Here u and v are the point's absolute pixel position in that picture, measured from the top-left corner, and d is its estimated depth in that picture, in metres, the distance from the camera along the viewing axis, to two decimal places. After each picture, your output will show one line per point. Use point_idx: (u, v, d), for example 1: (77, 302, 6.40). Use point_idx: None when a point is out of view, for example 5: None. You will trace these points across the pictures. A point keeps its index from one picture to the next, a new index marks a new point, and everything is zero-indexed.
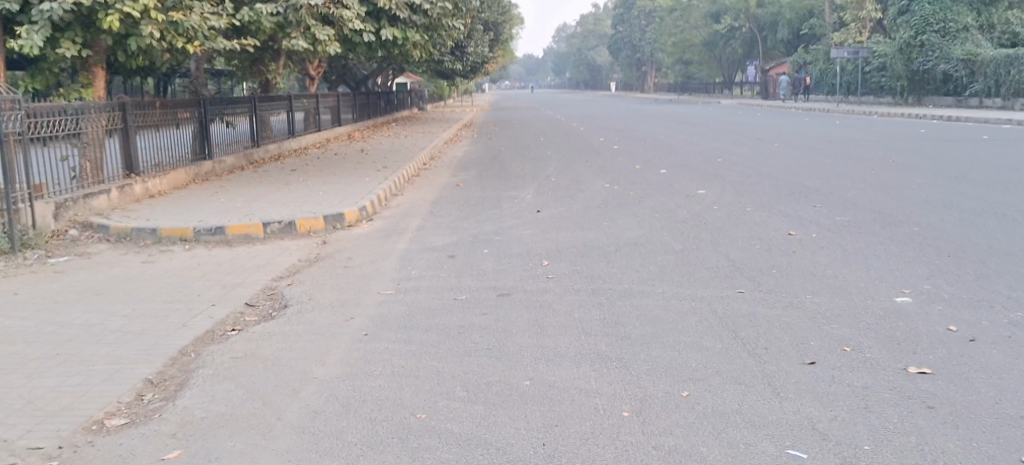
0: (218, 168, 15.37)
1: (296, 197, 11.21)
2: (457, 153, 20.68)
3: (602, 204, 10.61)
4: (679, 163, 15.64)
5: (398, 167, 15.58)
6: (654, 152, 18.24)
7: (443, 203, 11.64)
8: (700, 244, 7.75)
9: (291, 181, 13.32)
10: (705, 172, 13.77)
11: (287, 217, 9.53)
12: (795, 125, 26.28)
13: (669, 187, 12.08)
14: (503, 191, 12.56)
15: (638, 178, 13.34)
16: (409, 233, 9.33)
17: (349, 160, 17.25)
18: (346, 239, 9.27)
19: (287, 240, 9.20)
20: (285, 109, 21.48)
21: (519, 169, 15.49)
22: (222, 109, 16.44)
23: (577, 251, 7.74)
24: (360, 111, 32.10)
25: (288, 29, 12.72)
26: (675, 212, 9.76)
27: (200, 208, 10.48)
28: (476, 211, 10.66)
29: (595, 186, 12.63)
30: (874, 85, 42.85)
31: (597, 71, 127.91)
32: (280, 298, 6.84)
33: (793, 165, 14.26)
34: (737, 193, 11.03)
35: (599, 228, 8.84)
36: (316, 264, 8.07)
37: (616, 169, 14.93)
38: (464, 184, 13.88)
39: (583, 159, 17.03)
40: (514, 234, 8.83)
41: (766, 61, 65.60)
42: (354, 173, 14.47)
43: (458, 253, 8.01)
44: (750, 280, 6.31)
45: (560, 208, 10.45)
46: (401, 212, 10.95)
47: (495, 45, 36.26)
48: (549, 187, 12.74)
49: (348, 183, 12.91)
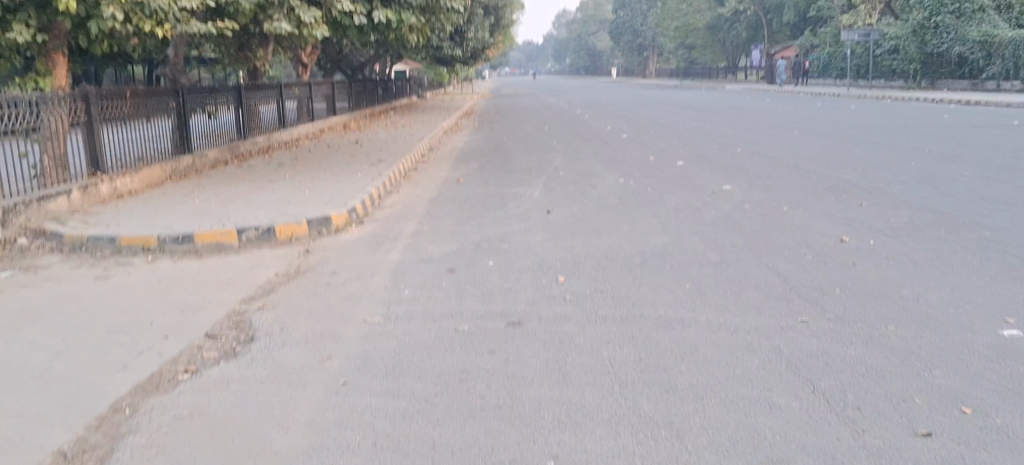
0: (200, 163, 14.28)
1: (280, 197, 10.14)
2: (457, 143, 19.54)
3: (619, 203, 9.52)
4: (697, 152, 14.54)
5: (393, 160, 14.46)
6: (667, 140, 17.10)
7: (442, 202, 10.56)
8: (740, 253, 6.68)
9: (278, 177, 12.25)
10: (727, 164, 12.66)
11: (265, 223, 8.43)
12: (811, 110, 25.07)
13: (690, 181, 10.98)
14: (508, 187, 11.48)
15: (654, 172, 12.24)
16: (404, 239, 8.26)
17: (342, 153, 16.16)
18: (332, 247, 8.20)
19: (266, 249, 8.12)
20: (275, 98, 20.33)
21: (524, 162, 14.38)
22: (204, 99, 15.31)
23: (597, 264, 6.66)
24: (356, 99, 30.91)
25: (269, 11, 11.56)
26: (703, 212, 8.68)
27: (171, 210, 9.40)
28: (478, 211, 9.58)
29: (608, 180, 11.54)
30: (885, 68, 41.39)
31: (597, 57, 126.31)
32: (248, 325, 5.78)
33: (822, 155, 13.13)
34: (768, 189, 9.94)
35: (620, 233, 7.76)
36: (295, 279, 7.01)
37: (629, 161, 13.82)
38: (465, 179, 12.80)
39: (592, 150, 15.91)
40: (523, 241, 7.76)
41: (771, 45, 64.22)
42: (346, 168, 13.35)
43: (459, 264, 6.94)
44: (812, 303, 5.24)
45: (572, 208, 9.37)
46: (395, 213, 9.88)
47: (495, 30, 35.00)
48: (558, 182, 11.65)
49: (339, 180, 11.84)
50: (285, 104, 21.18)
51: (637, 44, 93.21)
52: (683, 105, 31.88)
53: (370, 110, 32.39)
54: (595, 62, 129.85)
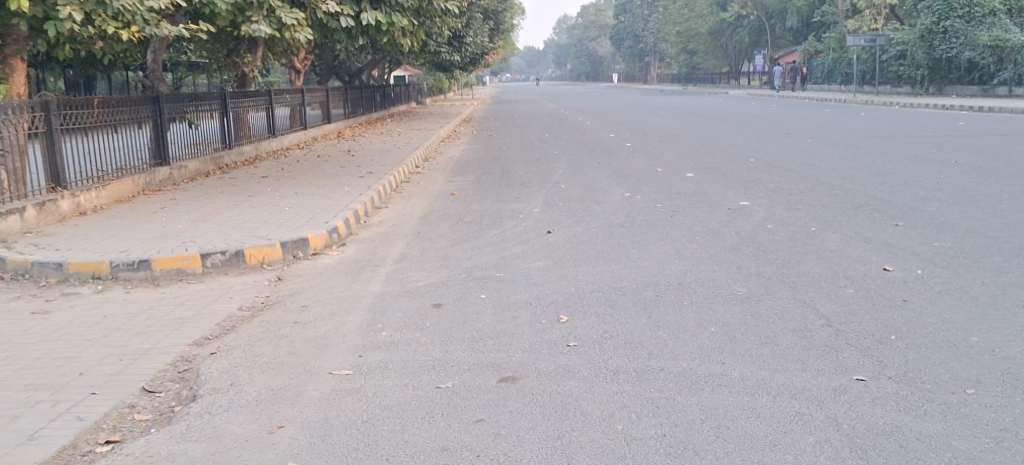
0: (178, 175, 13.41)
1: (255, 215, 9.26)
2: (454, 153, 18.69)
3: (628, 223, 8.64)
4: (707, 164, 13.64)
5: (384, 172, 13.59)
6: (674, 150, 16.20)
7: (433, 220, 9.68)
8: (771, 287, 5.80)
9: (259, 191, 11.39)
10: (742, 177, 11.76)
11: (233, 246, 7.55)
12: (821, 118, 24.15)
13: (703, 197, 10.12)
14: (505, 203, 10.60)
15: (662, 185, 11.34)
16: (388, 266, 7.38)
17: (332, 163, 15.28)
18: (307, 274, 7.32)
19: (231, 277, 7.25)
20: (264, 105, 19.49)
21: (523, 174, 13.49)
22: (185, 107, 14.45)
23: (606, 298, 5.80)
24: (352, 105, 30.04)
25: (248, 11, 10.73)
26: (721, 233, 7.80)
27: (133, 231, 8.54)
28: (472, 231, 8.69)
29: (614, 196, 10.65)
30: (892, 74, 40.48)
31: (599, 63, 125.60)
32: (194, 377, 4.90)
33: (843, 167, 12.22)
34: (791, 206, 9.05)
35: (630, 260, 6.88)
36: (259, 315, 6.13)
37: (635, 173, 12.94)
38: (460, 194, 11.93)
39: (596, 161, 15.02)
40: (520, 269, 6.88)
41: (774, 50, 63.43)
42: (334, 181, 12.49)
43: (447, 299, 6.06)
44: (866, 356, 4.36)
45: (576, 228, 8.51)
46: (380, 233, 9.01)
47: (495, 35, 34.15)
48: (560, 197, 10.78)
49: (323, 194, 10.95)
50: (275, 111, 20.33)
51: (639, 50, 92.37)
52: (688, 112, 31.05)
53: (367, 117, 31.55)
54: (596, 67, 129.09)
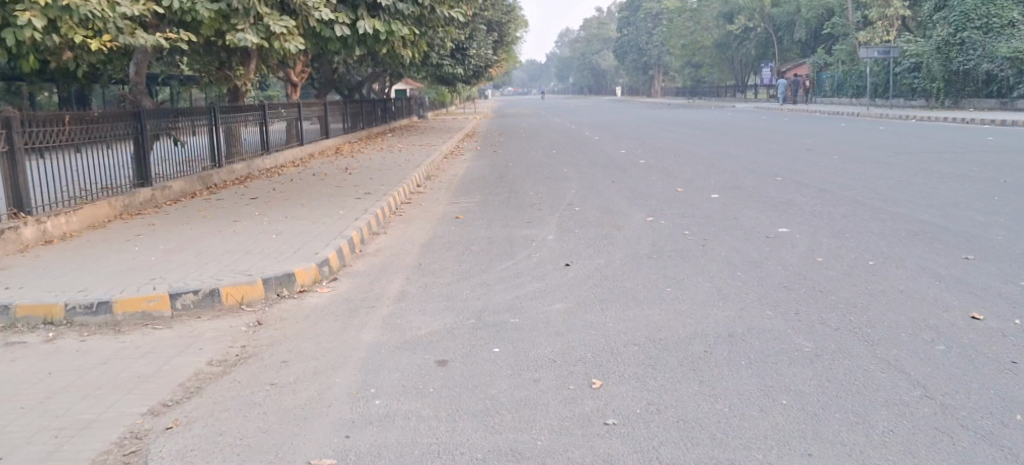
0: (162, 196, 12.48)
1: (237, 245, 8.31)
2: (458, 170, 17.77)
3: (656, 253, 7.68)
4: (730, 183, 12.71)
5: (384, 192, 12.65)
6: (692, 168, 15.26)
7: (436, 249, 8.74)
8: (842, 341, 4.84)
9: (247, 215, 10.45)
10: (771, 198, 10.82)
11: (207, 283, 6.60)
12: (839, 133, 23.22)
13: (734, 221, 9.18)
14: (515, 229, 9.65)
15: (686, 208, 10.39)
16: (385, 307, 6.42)
17: (329, 182, 14.36)
18: (291, 317, 6.36)
19: (203, 321, 6.30)
20: (258, 120, 18.59)
21: (533, 195, 12.55)
22: (170, 122, 13.54)
23: (645, 354, 4.85)
24: (351, 119, 29.14)
25: (233, 18, 9.89)
26: (765, 267, 6.86)
27: (99, 264, 7.59)
28: (480, 264, 7.74)
29: (635, 220, 9.71)
30: (905, 87, 39.57)
31: (602, 76, 124.95)
32: (140, 464, 3.92)
33: (879, 188, 11.29)
34: (837, 233, 8.10)
35: (666, 302, 5.93)
36: (230, 371, 5.18)
37: (655, 194, 11.99)
38: (465, 216, 11.00)
39: (610, 180, 14.08)
40: (538, 313, 5.92)
41: (781, 63, 62.65)
42: (328, 202, 11.55)
43: (453, 353, 5.10)
44: (997, 454, 3.42)
45: (598, 259, 7.57)
46: (377, 264, 8.06)
47: (498, 48, 33.29)
48: (576, 222, 9.83)
49: (316, 219, 10.01)
50: (270, 127, 19.43)
51: (642, 64, 91.61)
52: (699, 126, 30.14)
53: (367, 132, 30.68)
54: (599, 81, 128.41)
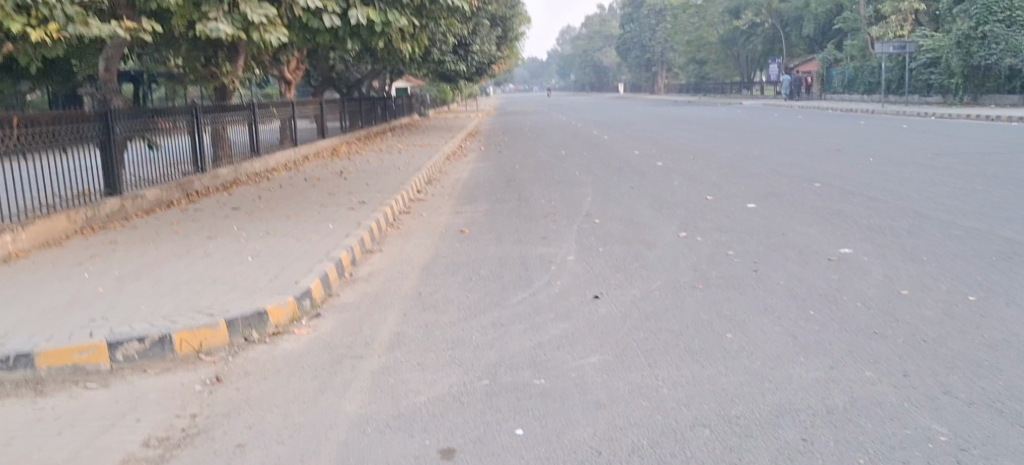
0: (133, 206, 11.22)
1: (203, 271, 7.07)
2: (461, 173, 16.54)
3: (701, 281, 6.43)
4: (764, 189, 11.47)
5: (380, 200, 11.41)
6: (718, 171, 14.01)
7: (438, 272, 7.49)
8: (988, 427, 3.60)
9: (223, 231, 9.19)
10: (818, 209, 9.57)
11: (156, 327, 5.38)
12: (865, 131, 21.96)
13: (784, 238, 7.96)
14: (528, 246, 8.41)
15: (722, 221, 9.16)
16: (376, 356, 5.18)
17: (321, 188, 13.10)
18: (258, 371, 5.12)
19: (149, 378, 5.06)
20: (246, 120, 17.34)
21: (545, 203, 11.31)
22: (145, 123, 12.29)
23: (723, 444, 3.62)
24: (349, 118, 27.89)
25: (204, 6, 8.64)
26: (840, 302, 5.61)
27: (34, 297, 6.35)
28: (491, 294, 6.50)
29: (667, 236, 8.47)
30: (922, 82, 38.35)
31: (604, 73, 123.67)
32: None
33: (937, 196, 10.04)
34: (913, 256, 6.87)
35: (729, 356, 4.70)
36: (169, 457, 3.94)
37: (682, 202, 10.75)
38: (471, 230, 9.76)
39: (629, 185, 12.84)
40: (569, 369, 4.68)
41: (788, 59, 61.40)
42: (317, 214, 10.30)
43: (463, 436, 3.88)
44: None
45: (632, 290, 6.34)
46: (369, 295, 6.82)
47: (502, 44, 31.99)
48: (598, 239, 8.59)
49: (301, 235, 8.75)
50: (259, 127, 18.15)
51: (646, 60, 90.30)
52: (713, 125, 28.92)
53: (366, 131, 29.44)
54: (602, 77, 127.04)
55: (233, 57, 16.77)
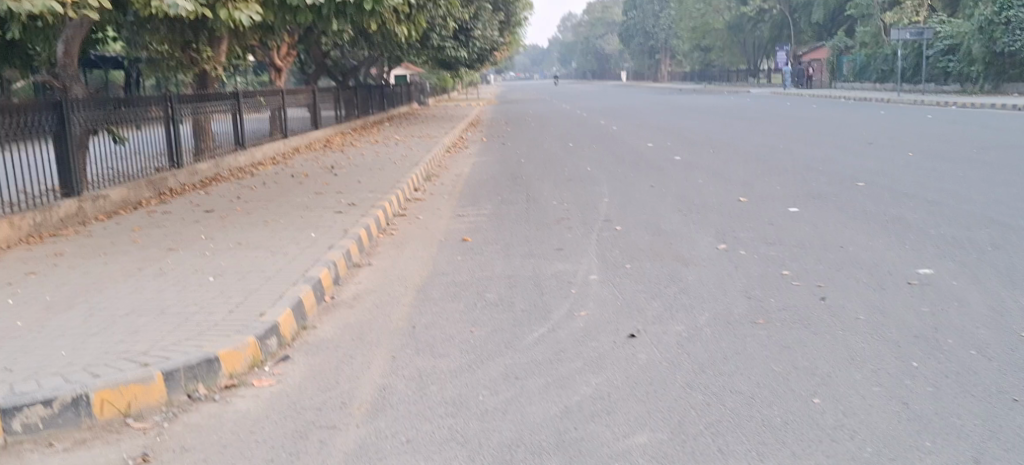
0: (94, 208, 9.97)
1: (150, 299, 5.83)
2: (462, 168, 15.31)
3: (760, 317, 5.22)
4: (801, 190, 10.27)
5: (372, 203, 10.16)
6: (743, 168, 12.80)
7: (436, 297, 6.26)
8: None
9: (187, 241, 7.95)
10: (871, 215, 8.36)
11: (71, 384, 4.16)
12: (890, 121, 20.75)
13: (844, 254, 6.74)
14: (541, 262, 7.18)
15: (764, 229, 7.96)
16: (352, 427, 3.96)
17: (307, 187, 11.86)
18: (198, 446, 3.89)
19: (54, 457, 3.83)
20: (230, 109, 16.09)
21: (557, 205, 10.09)
22: (110, 115, 11.03)
23: None
24: (345, 107, 26.67)
25: None
26: (948, 349, 4.39)
27: None
28: (500, 331, 5.28)
29: (704, 249, 7.25)
30: (940, 70, 37.11)
31: (606, 60, 122.12)
32: None
33: (1006, 199, 8.82)
34: (1013, 281, 5.66)
35: (826, 441, 3.48)
36: None
37: (712, 205, 9.53)
38: (475, 238, 8.54)
39: (648, 184, 11.63)
40: (610, 455, 3.48)
41: (797, 46, 60.06)
42: (298, 220, 9.05)
43: None
44: None
45: (675, 327, 5.13)
46: (351, 330, 5.59)
47: (505, 30, 30.70)
48: (622, 253, 7.37)
49: (276, 248, 7.52)
50: (246, 117, 16.89)
51: (649, 48, 88.86)
52: (726, 114, 27.65)
53: (363, 121, 28.19)
54: (604, 65, 125.58)
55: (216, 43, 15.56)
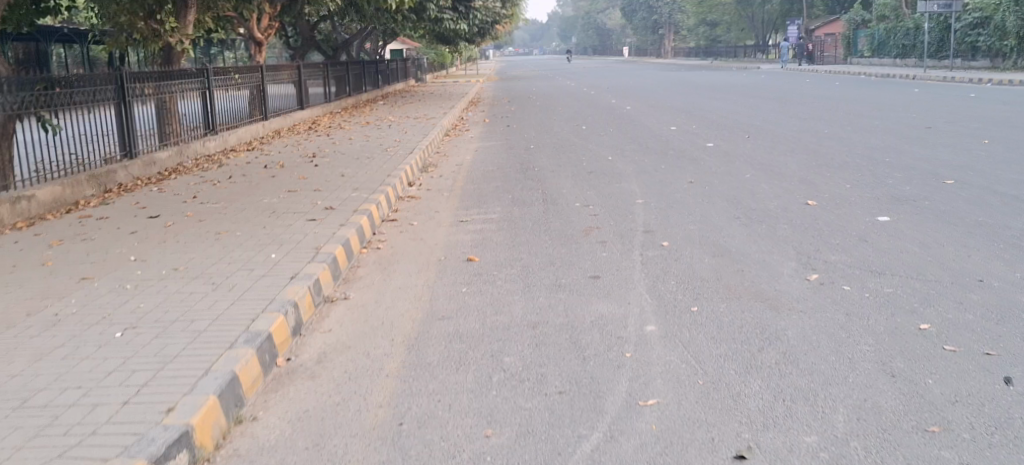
0: (11, 213, 8.10)
1: (12, 376, 3.98)
2: (463, 156, 13.46)
3: (928, 418, 3.44)
4: (878, 190, 8.50)
5: (355, 206, 8.32)
6: (793, 160, 11.01)
7: (435, 362, 4.48)
8: None
9: (109, 265, 6.11)
10: (989, 228, 6.60)
11: None
12: (934, 101, 18.98)
13: (990, 294, 4.97)
14: (575, 301, 5.41)
15: (858, 250, 6.18)
16: None
17: (280, 183, 10.00)
18: None
19: None
20: (198, 87, 14.16)
21: (582, 211, 8.29)
22: (39, 97, 9.13)
23: None
24: (335, 84, 24.75)
25: None
26: None
27: None
28: (533, 437, 3.51)
29: (791, 282, 5.47)
30: (966, 45, 35.33)
31: (607, 35, 119.70)
32: None
33: None
34: None
35: None
36: None
37: (775, 211, 7.74)
38: (484, 257, 6.75)
39: (686, 180, 9.84)
40: None
41: (808, 20, 58.06)
42: (260, 232, 7.21)
43: None
44: None
45: (800, 436, 3.36)
46: (308, 426, 3.80)
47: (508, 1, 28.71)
48: (681, 285, 5.59)
49: (221, 278, 5.68)
50: (219, 97, 14.98)
51: (651, 23, 86.60)
52: (746, 92, 25.81)
53: (354, 99, 26.23)
54: (604, 41, 123.30)
55: (184, 12, 13.78)
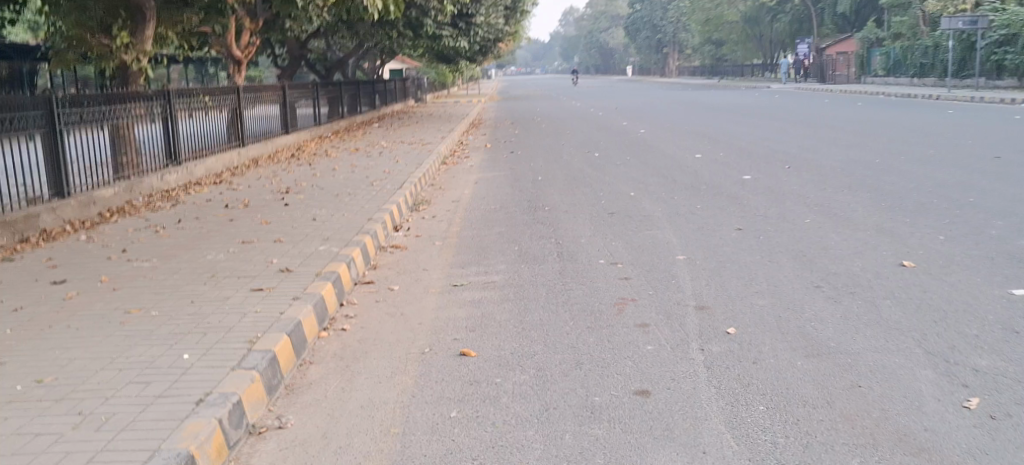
0: None
1: None
2: (461, 191, 11.68)
3: None
4: (985, 245, 6.72)
5: (318, 267, 6.50)
6: (855, 199, 9.24)
7: None
8: None
9: None
10: None
11: None
12: (981, 124, 17.27)
13: None
14: (619, 444, 3.59)
15: (1016, 350, 4.37)
16: None
17: (235, 231, 8.19)
18: None
19: None
20: (158, 112, 12.35)
21: (610, 276, 6.49)
22: None
23: None
24: (327, 105, 23.06)
25: None
26: None
27: None
28: None
29: (944, 416, 3.64)
30: (991, 64, 33.76)
31: (609, 55, 118.48)
32: None
33: None
34: None
35: None
36: None
37: (864, 277, 5.95)
38: (483, 350, 4.93)
39: (733, 228, 8.06)
40: None
41: (819, 39, 56.63)
42: (182, 312, 5.37)
43: None
44: None
45: None
46: None
47: (511, 16, 27.01)
48: (773, 415, 3.77)
49: (96, 401, 3.87)
50: (185, 122, 13.20)
51: (656, 41, 85.24)
52: (767, 114, 24.11)
53: (348, 121, 24.50)
54: (607, 60, 122.09)
55: (140, 25, 11.64)
